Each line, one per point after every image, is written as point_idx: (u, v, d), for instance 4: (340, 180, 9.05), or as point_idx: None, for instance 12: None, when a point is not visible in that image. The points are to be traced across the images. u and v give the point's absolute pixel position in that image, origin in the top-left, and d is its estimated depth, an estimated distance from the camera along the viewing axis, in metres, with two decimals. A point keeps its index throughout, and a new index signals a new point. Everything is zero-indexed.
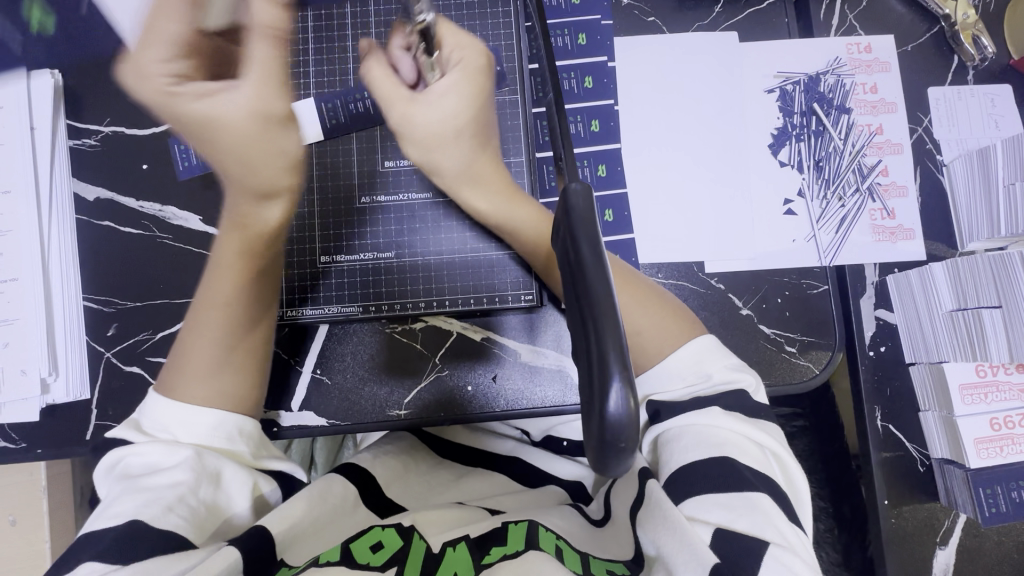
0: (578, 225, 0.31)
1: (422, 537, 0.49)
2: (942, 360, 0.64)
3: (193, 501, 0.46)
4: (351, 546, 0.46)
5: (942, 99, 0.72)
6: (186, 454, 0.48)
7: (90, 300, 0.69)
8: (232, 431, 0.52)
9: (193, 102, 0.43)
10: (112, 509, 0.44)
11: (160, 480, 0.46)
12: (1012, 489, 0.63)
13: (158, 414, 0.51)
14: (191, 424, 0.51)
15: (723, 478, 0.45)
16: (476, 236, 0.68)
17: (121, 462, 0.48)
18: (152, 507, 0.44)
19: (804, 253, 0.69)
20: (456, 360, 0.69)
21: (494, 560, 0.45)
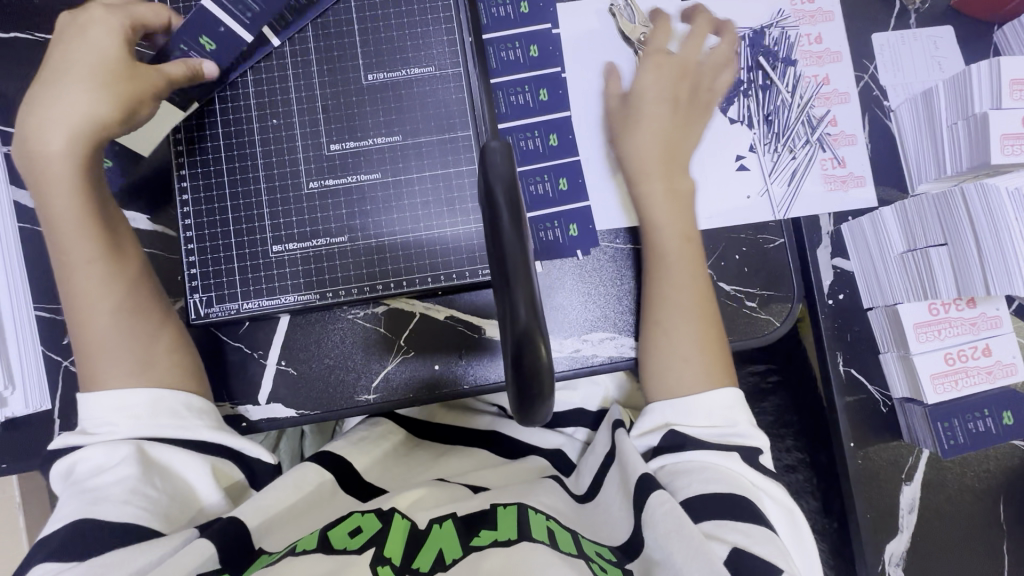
0: (492, 181, 0.31)
1: (406, 516, 0.55)
2: (896, 301, 0.65)
3: (149, 493, 0.51)
4: (330, 534, 0.50)
5: (886, 45, 0.72)
6: (129, 448, 0.52)
7: (43, 310, 0.68)
8: (178, 407, 0.56)
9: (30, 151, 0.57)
10: (65, 511, 0.49)
11: (108, 478, 0.50)
12: (968, 420, 0.64)
13: (92, 414, 0.54)
14: (126, 410, 0.54)
15: (739, 510, 0.52)
16: (430, 212, 0.66)
17: (70, 464, 0.53)
18: (105, 504, 0.49)
19: (758, 208, 0.69)
20: (421, 340, 0.69)
21: (484, 544, 0.51)
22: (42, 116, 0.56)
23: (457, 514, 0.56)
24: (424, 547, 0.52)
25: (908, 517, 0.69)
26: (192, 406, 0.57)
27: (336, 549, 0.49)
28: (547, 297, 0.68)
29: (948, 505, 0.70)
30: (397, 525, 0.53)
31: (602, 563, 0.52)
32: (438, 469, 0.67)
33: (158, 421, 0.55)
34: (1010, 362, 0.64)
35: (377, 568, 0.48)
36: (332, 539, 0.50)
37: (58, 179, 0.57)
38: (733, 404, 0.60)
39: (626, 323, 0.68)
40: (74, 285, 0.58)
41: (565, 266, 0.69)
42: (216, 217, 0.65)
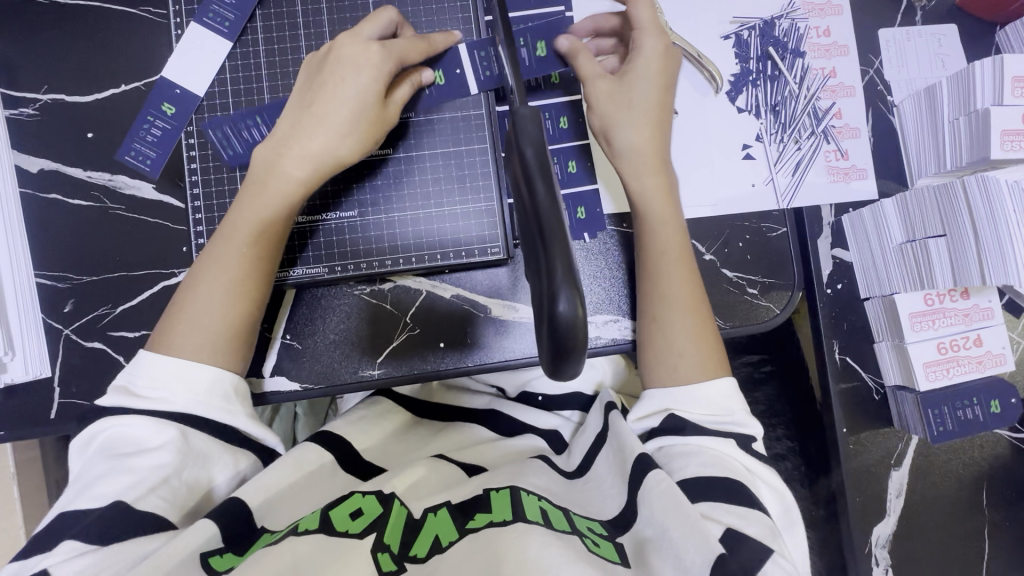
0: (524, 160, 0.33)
1: (404, 504, 0.55)
2: (893, 292, 0.66)
3: (176, 481, 0.52)
4: (330, 514, 0.51)
5: (892, 41, 0.73)
6: (174, 434, 0.52)
7: (44, 277, 0.67)
8: (227, 390, 0.56)
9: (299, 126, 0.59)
10: (97, 488, 0.49)
11: (146, 461, 0.51)
12: (958, 408, 0.66)
13: (147, 372, 0.54)
14: (185, 377, 0.54)
15: (734, 492, 0.53)
16: (439, 190, 0.66)
17: (107, 432, 0.53)
18: (135, 489, 0.50)
19: (762, 197, 0.70)
20: (426, 317, 0.69)
21: (480, 525, 0.52)
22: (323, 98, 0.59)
23: (450, 502, 0.56)
24: (421, 533, 0.53)
25: (895, 500, 0.71)
26: (234, 392, 0.56)
27: (337, 531, 0.50)
28: None
29: (934, 492, 0.71)
30: (397, 512, 0.53)
31: (594, 539, 0.53)
32: (438, 444, 0.68)
33: (203, 400, 0.54)
34: (999, 352, 0.67)
35: (378, 557, 0.49)
36: (332, 519, 0.51)
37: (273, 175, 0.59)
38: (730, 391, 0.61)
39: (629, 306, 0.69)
40: (197, 269, 0.58)
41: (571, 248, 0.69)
42: (225, 187, 0.65)
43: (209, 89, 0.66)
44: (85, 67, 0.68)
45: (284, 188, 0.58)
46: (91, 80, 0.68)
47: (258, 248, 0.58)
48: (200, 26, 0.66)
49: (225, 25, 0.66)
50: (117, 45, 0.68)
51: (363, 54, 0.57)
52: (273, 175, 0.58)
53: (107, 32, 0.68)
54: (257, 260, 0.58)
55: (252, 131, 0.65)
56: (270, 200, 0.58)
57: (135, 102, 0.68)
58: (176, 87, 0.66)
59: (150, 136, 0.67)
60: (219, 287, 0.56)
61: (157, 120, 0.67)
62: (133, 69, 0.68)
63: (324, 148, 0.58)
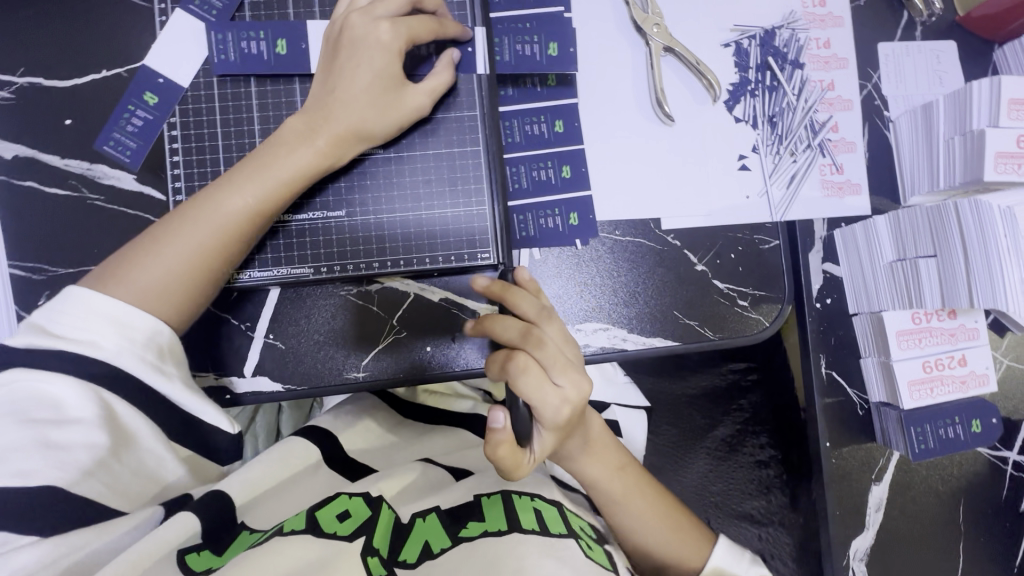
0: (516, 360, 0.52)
1: (392, 508, 0.57)
2: (881, 309, 0.66)
3: (113, 466, 0.49)
4: (317, 517, 0.53)
5: (891, 55, 0.73)
6: (100, 408, 0.48)
7: (16, 267, 0.65)
8: (162, 347, 0.52)
9: (321, 100, 0.59)
10: (15, 464, 0.45)
11: (74, 436, 0.47)
12: (940, 427, 0.67)
13: (71, 313, 0.49)
14: (117, 325, 0.50)
15: None
16: (430, 193, 0.65)
17: (14, 386, 0.47)
18: (70, 471, 0.46)
19: (757, 208, 0.70)
20: (414, 320, 0.68)
21: (476, 534, 0.53)
22: (348, 70, 0.59)
23: (440, 507, 0.58)
24: (411, 538, 0.54)
25: (874, 514, 0.72)
26: (169, 351, 0.52)
27: (325, 533, 0.51)
28: (544, 286, 0.68)
29: (911, 507, 0.72)
30: (385, 516, 0.55)
31: (586, 541, 0.57)
32: (418, 451, 0.69)
33: (131, 355, 0.50)
34: (983, 372, 0.67)
35: (368, 560, 0.50)
36: (320, 521, 0.52)
37: (284, 144, 0.58)
38: None
39: (619, 315, 0.69)
40: (181, 207, 0.56)
41: (563, 255, 0.69)
42: (208, 182, 0.63)
43: (194, 79, 0.64)
44: (64, 50, 0.65)
45: (286, 155, 0.57)
46: (69, 64, 0.65)
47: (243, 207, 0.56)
48: (187, 14, 0.64)
49: (212, 13, 0.63)
50: (98, 28, 0.66)
51: (375, 33, 0.58)
52: (278, 140, 0.58)
53: (88, 14, 0.66)
54: (234, 217, 0.55)
55: (251, 43, 0.63)
56: (269, 163, 0.57)
57: (117, 89, 0.65)
58: (159, 76, 0.64)
59: (131, 126, 0.65)
60: (192, 238, 0.54)
61: (138, 108, 0.64)
62: (114, 55, 0.65)
63: (345, 122, 0.59)
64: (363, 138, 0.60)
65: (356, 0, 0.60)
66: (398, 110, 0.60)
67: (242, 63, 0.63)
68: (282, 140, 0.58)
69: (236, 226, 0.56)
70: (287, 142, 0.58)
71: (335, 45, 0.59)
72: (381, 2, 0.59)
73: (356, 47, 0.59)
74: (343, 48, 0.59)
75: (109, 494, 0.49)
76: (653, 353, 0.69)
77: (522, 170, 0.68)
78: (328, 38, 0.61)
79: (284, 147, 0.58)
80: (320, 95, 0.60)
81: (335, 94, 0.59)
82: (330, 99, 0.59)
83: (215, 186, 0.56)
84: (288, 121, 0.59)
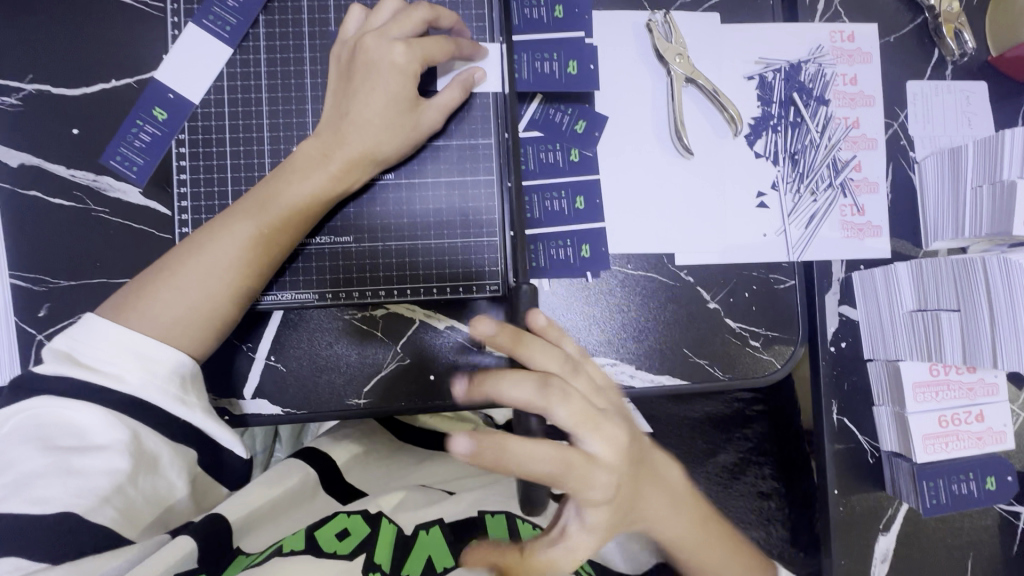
0: None
1: (393, 521, 0.56)
2: (898, 358, 0.65)
3: (130, 491, 0.49)
4: (317, 535, 0.52)
5: (920, 94, 0.71)
6: (123, 437, 0.48)
7: (18, 278, 0.64)
8: (184, 378, 0.52)
9: (336, 124, 0.58)
10: (39, 493, 0.45)
11: (95, 463, 0.47)
12: (953, 482, 0.65)
13: (97, 342, 0.50)
14: (139, 358, 0.50)
15: None
16: (439, 220, 0.63)
17: (40, 411, 0.48)
18: (87, 497, 0.46)
19: (773, 247, 0.68)
20: (418, 347, 0.67)
21: (472, 552, 0.53)
22: (361, 91, 0.57)
23: (443, 519, 0.57)
24: (412, 554, 0.53)
25: (880, 564, 0.70)
26: (192, 383, 0.53)
27: (324, 552, 0.51)
28: (553, 318, 0.67)
29: (919, 561, 0.70)
30: (386, 531, 0.54)
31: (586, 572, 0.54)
32: (416, 474, 0.68)
33: (154, 388, 0.50)
34: (1000, 429, 0.65)
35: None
36: (318, 539, 0.52)
37: (301, 173, 0.57)
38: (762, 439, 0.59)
39: (628, 350, 0.67)
40: (199, 237, 0.56)
41: (572, 286, 0.67)
42: (215, 200, 0.62)
43: (205, 96, 0.62)
44: (72, 59, 0.64)
45: (299, 183, 0.57)
46: (79, 72, 0.64)
47: (251, 238, 0.56)
48: (199, 28, 0.62)
49: (226, 28, 0.62)
50: (110, 37, 0.64)
51: (388, 56, 0.57)
52: (288, 169, 0.58)
53: (99, 21, 0.64)
54: (246, 246, 0.55)
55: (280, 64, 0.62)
56: (280, 192, 0.57)
57: (126, 99, 0.64)
58: (170, 91, 0.63)
59: (139, 141, 0.63)
60: (205, 268, 0.54)
61: (146, 123, 0.63)
62: (125, 64, 0.64)
63: (357, 147, 0.58)
64: (376, 162, 0.59)
65: (369, 21, 0.59)
66: (409, 138, 0.59)
67: (262, 83, 0.62)
68: (296, 168, 0.58)
69: (249, 254, 0.56)
70: (304, 171, 0.57)
71: (354, 62, 0.58)
72: (399, 18, 0.58)
73: (375, 70, 0.57)
74: (359, 64, 0.58)
75: (122, 521, 0.48)
76: (660, 391, 0.67)
77: (535, 200, 0.67)
78: (340, 55, 0.60)
79: (301, 175, 0.57)
80: (334, 114, 0.59)
81: (349, 114, 0.58)
82: (343, 119, 0.58)
83: (231, 216, 0.56)
84: (301, 147, 0.59)
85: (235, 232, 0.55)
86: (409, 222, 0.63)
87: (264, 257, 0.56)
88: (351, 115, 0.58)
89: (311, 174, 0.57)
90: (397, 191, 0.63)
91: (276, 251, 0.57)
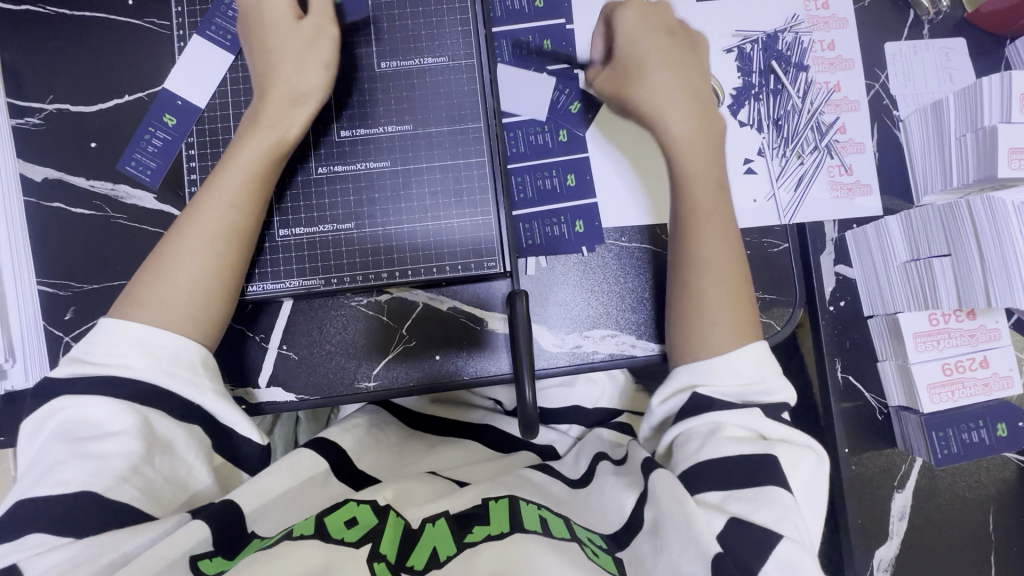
0: (519, 324, 0.59)
1: (400, 513, 0.55)
2: (896, 310, 0.65)
3: (149, 471, 0.51)
4: (327, 522, 0.50)
5: (898, 54, 0.72)
6: (134, 419, 0.51)
7: (44, 284, 0.68)
8: (192, 359, 0.55)
9: (258, 82, 0.62)
10: (61, 476, 0.48)
11: (110, 447, 0.50)
12: (963, 431, 0.65)
13: (104, 341, 0.53)
14: (143, 346, 0.53)
15: (750, 475, 0.52)
16: (435, 203, 0.66)
17: (65, 413, 0.51)
18: (105, 477, 0.48)
19: (764, 212, 0.69)
20: (422, 330, 0.69)
21: (478, 538, 0.52)
22: (267, 44, 0.61)
23: (449, 511, 0.57)
24: (420, 543, 0.52)
25: (898, 523, 0.69)
26: (201, 365, 0.56)
27: (332, 539, 0.49)
28: (553, 292, 0.69)
29: (939, 518, 0.70)
30: (393, 522, 0.53)
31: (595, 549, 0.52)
32: (428, 458, 0.70)
33: (159, 371, 0.53)
34: (1006, 374, 0.65)
35: (374, 564, 0.48)
36: (328, 526, 0.50)
37: (241, 138, 0.61)
38: (768, 373, 0.59)
39: (627, 321, 0.68)
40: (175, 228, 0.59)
41: (569, 262, 0.69)
42: None
43: (209, 101, 0.66)
44: (87, 78, 0.69)
45: (242, 145, 0.60)
46: (94, 89, 0.69)
47: (219, 205, 0.59)
48: (202, 39, 0.66)
49: (227, 38, 0.66)
50: (121, 55, 0.69)
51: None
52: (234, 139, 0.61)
53: (111, 42, 0.69)
54: (216, 217, 0.58)
55: None
56: (228, 159, 0.60)
57: (138, 111, 0.68)
58: (178, 98, 0.67)
59: (151, 149, 0.67)
60: (194, 244, 0.57)
61: (156, 129, 0.67)
62: (136, 80, 0.69)
63: (278, 92, 0.61)
64: (302, 100, 0.61)
65: None
66: (327, 54, 0.62)
67: None
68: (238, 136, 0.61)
69: (221, 224, 0.58)
70: (243, 133, 0.61)
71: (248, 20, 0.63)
72: None
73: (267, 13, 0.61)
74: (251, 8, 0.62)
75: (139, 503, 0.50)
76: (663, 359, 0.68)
77: (527, 180, 0.69)
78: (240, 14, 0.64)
79: (244, 138, 0.60)
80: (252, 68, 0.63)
81: (262, 67, 0.62)
82: (260, 74, 0.62)
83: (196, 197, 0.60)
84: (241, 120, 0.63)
85: (204, 206, 0.59)
86: (407, 205, 0.66)
87: (236, 218, 0.59)
88: (263, 65, 0.61)
89: (248, 133, 0.60)
90: (395, 177, 0.66)
91: (243, 215, 0.59)
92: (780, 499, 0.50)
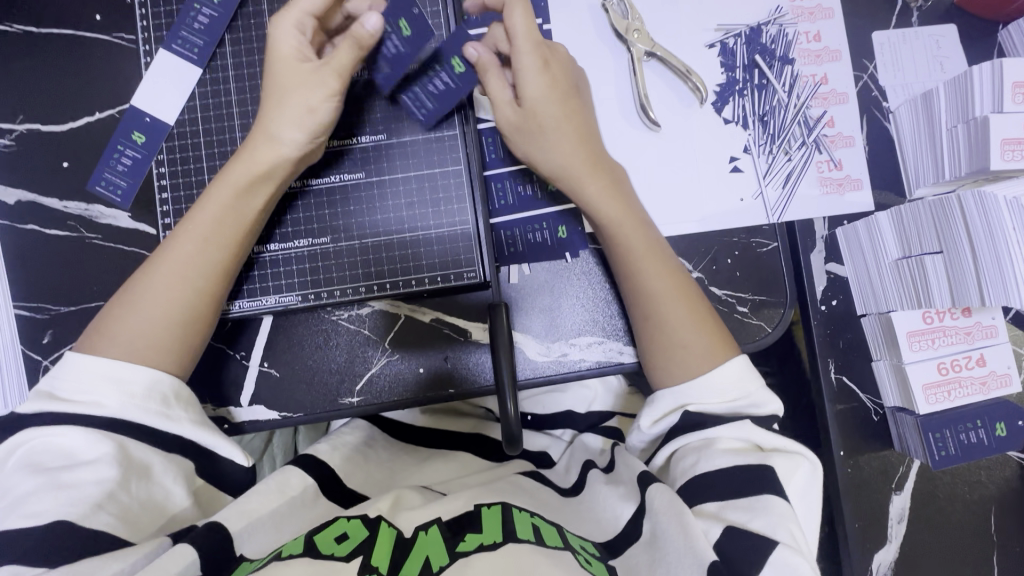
0: (500, 333, 0.58)
1: (392, 525, 0.52)
2: (889, 309, 0.63)
3: (124, 497, 0.49)
4: (316, 539, 0.48)
5: (887, 44, 0.70)
6: (109, 448, 0.50)
7: (21, 308, 0.67)
8: (166, 393, 0.54)
9: None
10: (34, 507, 0.46)
11: (83, 476, 0.48)
12: (960, 431, 0.63)
13: (75, 376, 0.53)
14: (114, 382, 0.52)
15: (750, 482, 0.49)
16: (411, 214, 0.65)
17: (36, 444, 0.50)
18: (79, 505, 0.47)
19: (751, 211, 0.67)
20: (404, 342, 0.68)
21: (471, 548, 0.47)
22: None
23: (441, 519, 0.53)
24: (412, 553, 0.48)
25: (897, 526, 0.68)
26: (174, 397, 0.55)
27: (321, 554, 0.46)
28: (536, 298, 0.67)
29: (938, 518, 0.68)
30: (384, 534, 0.50)
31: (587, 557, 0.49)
32: (417, 471, 0.68)
33: (132, 407, 0.52)
34: (1004, 372, 0.64)
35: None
36: (317, 543, 0.48)
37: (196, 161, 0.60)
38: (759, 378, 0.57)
39: (613, 327, 0.67)
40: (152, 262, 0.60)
41: (552, 268, 0.67)
42: None
43: (178, 117, 0.65)
44: (56, 96, 0.68)
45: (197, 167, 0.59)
46: (63, 108, 0.68)
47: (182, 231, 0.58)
48: (169, 53, 0.65)
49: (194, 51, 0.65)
50: (89, 72, 0.68)
51: None
52: None
53: (79, 59, 0.68)
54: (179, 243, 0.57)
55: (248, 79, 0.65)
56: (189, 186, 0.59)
57: (109, 129, 0.67)
58: (145, 115, 0.65)
59: (122, 167, 0.66)
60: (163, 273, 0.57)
61: (125, 148, 0.66)
62: (105, 97, 0.67)
63: None
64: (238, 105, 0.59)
65: None
66: None
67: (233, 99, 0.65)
68: None
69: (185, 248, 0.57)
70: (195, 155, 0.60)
71: None
72: None
73: None
74: None
75: None
76: None
77: (507, 186, 0.68)
78: None
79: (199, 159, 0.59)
80: None
81: None
82: None
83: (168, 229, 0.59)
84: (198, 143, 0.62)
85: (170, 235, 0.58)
86: (384, 216, 0.65)
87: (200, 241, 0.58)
88: None
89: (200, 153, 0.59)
90: (371, 188, 0.65)
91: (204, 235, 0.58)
92: (779, 506, 0.48)
